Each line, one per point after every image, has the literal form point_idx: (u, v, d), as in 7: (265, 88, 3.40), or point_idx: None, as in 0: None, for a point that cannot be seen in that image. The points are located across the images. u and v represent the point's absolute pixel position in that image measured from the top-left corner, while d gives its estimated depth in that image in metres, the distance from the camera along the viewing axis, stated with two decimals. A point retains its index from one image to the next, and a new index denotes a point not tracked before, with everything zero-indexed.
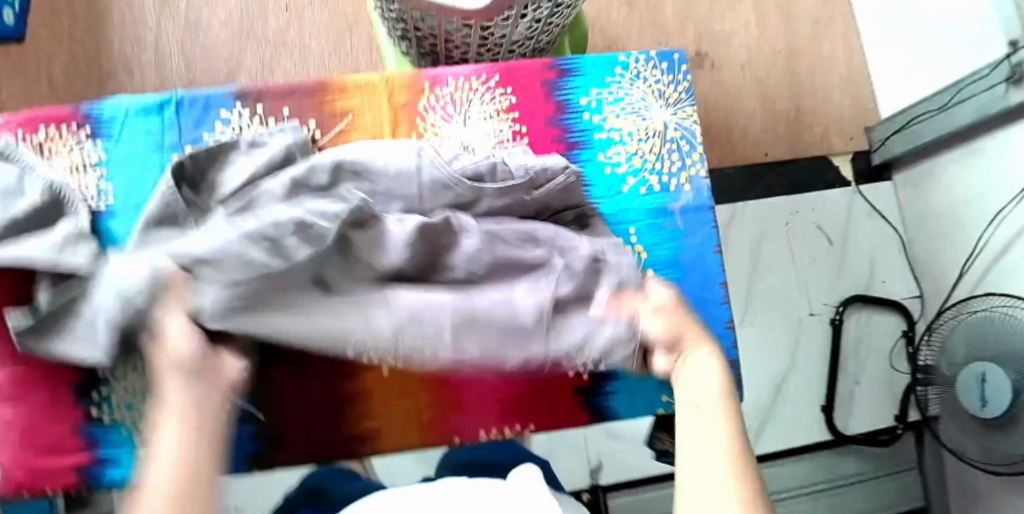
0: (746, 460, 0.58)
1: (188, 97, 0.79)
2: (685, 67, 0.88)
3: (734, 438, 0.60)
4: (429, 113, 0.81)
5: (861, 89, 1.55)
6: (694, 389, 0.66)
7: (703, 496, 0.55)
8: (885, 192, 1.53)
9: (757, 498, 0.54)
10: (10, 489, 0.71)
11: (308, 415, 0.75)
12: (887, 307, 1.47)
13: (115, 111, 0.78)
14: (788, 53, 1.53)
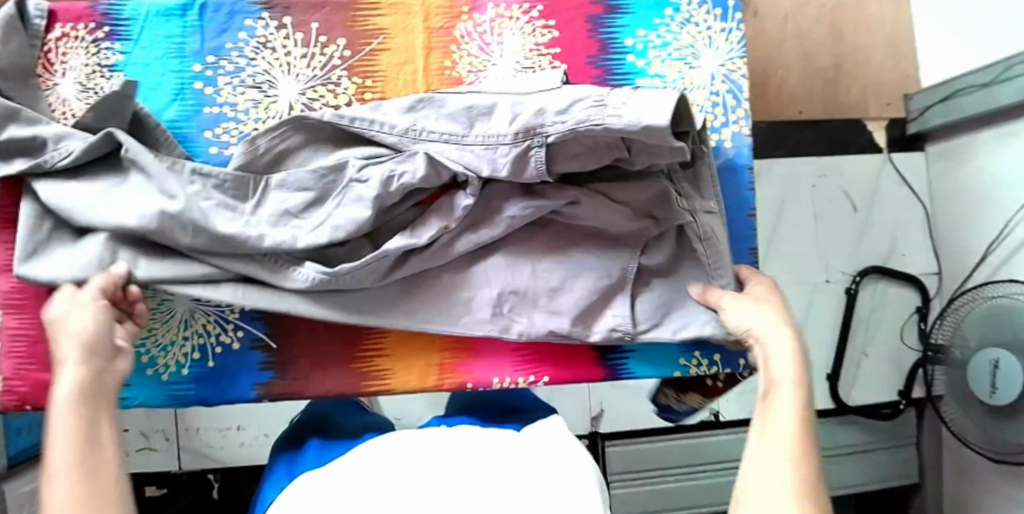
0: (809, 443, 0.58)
1: (212, 1, 0.74)
2: (739, 15, 0.80)
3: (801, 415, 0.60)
4: (465, 41, 0.76)
5: (905, 53, 1.48)
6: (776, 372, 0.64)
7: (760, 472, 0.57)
8: (916, 163, 1.48)
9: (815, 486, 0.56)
10: (13, 404, 0.68)
11: (323, 347, 0.73)
12: (904, 280, 1.44)
13: (136, 11, 0.74)
14: (834, 7, 1.45)
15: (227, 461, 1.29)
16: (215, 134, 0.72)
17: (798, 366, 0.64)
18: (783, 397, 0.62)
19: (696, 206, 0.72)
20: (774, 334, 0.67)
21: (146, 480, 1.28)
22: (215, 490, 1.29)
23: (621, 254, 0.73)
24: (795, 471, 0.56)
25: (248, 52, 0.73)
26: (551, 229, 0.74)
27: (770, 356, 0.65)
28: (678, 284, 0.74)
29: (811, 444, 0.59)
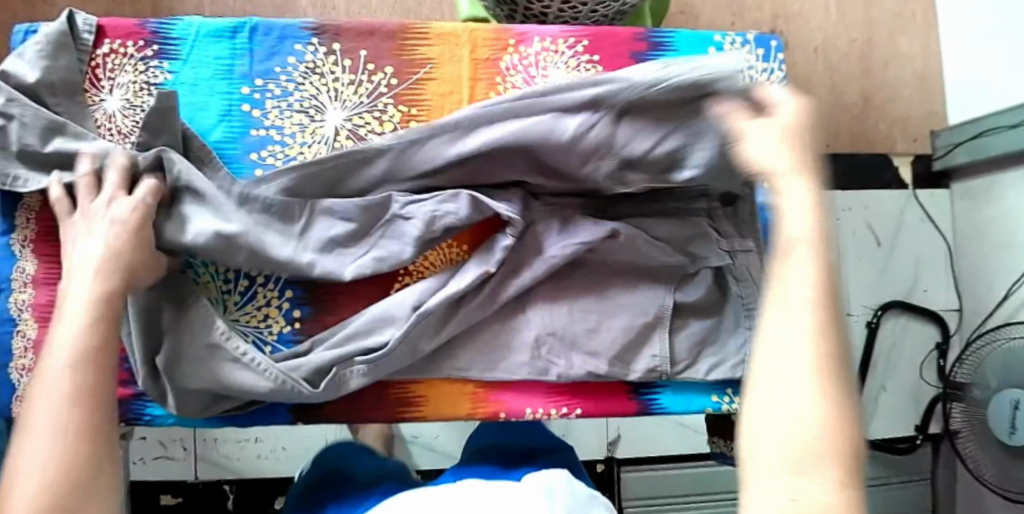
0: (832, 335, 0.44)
1: (263, 24, 0.75)
2: (782, 57, 0.81)
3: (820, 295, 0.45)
4: (510, 73, 0.77)
5: (933, 90, 1.48)
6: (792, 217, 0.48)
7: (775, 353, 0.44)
8: (940, 199, 1.48)
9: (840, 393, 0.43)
10: None
11: None
12: (925, 316, 1.44)
13: (186, 31, 0.75)
14: (864, 42, 1.45)
15: (244, 470, 1.30)
16: (261, 157, 0.73)
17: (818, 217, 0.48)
18: (800, 258, 0.46)
19: (736, 246, 0.74)
20: (791, 174, 0.51)
21: (161, 489, 1.28)
22: (229, 501, 1.29)
23: (658, 289, 0.74)
24: (826, 406, 0.42)
25: (298, 76, 0.74)
26: (586, 263, 0.74)
27: (786, 211, 0.49)
28: (712, 323, 0.75)
29: (839, 345, 0.44)
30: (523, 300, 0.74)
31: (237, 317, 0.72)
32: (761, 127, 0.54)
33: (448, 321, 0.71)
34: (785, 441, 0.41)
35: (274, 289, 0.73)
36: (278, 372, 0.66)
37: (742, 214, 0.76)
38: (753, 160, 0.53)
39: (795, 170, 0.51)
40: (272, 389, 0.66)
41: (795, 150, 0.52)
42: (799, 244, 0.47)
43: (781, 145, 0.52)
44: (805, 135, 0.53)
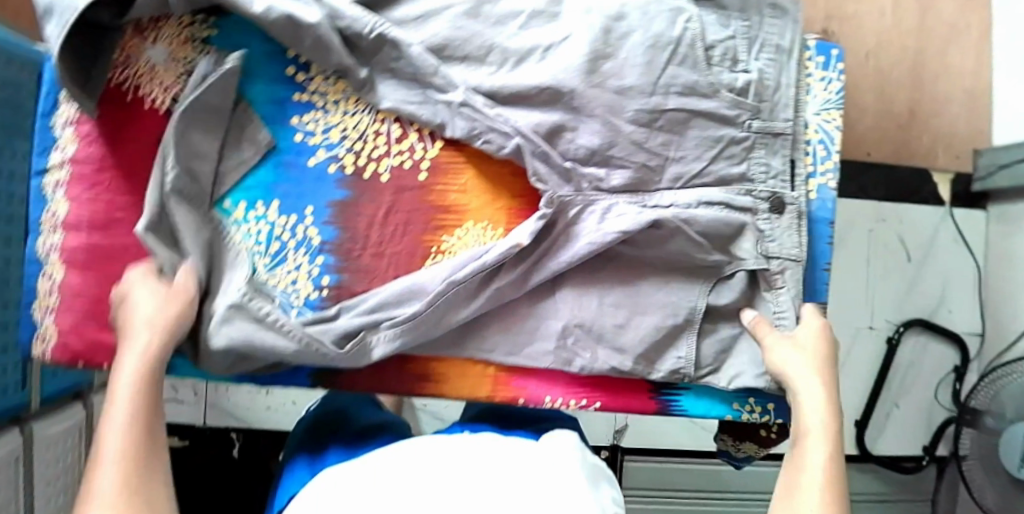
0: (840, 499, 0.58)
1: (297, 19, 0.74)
2: (842, 66, 0.78)
3: (830, 457, 0.61)
4: None
5: (983, 107, 1.43)
6: (808, 416, 0.64)
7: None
8: (976, 220, 1.45)
9: None
10: (67, 358, 0.73)
11: None
12: (947, 337, 1.42)
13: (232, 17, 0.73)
14: (917, 52, 1.41)
15: (254, 423, 1.32)
16: (303, 122, 0.72)
17: (831, 411, 0.64)
18: (816, 447, 0.62)
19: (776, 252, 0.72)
20: (809, 382, 0.65)
21: (171, 431, 1.31)
22: (235, 449, 1.31)
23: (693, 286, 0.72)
24: None
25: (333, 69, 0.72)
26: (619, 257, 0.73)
27: (803, 400, 0.65)
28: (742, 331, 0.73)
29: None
30: (554, 290, 0.73)
31: (264, 279, 0.71)
32: (780, 339, 0.69)
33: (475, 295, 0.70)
34: None
35: (304, 254, 0.72)
36: (302, 334, 0.66)
37: (787, 221, 0.73)
38: (776, 363, 0.68)
39: (813, 376, 0.66)
40: (296, 350, 0.65)
41: (818, 365, 0.66)
42: (814, 437, 0.62)
43: (805, 359, 0.67)
44: (822, 344, 0.68)
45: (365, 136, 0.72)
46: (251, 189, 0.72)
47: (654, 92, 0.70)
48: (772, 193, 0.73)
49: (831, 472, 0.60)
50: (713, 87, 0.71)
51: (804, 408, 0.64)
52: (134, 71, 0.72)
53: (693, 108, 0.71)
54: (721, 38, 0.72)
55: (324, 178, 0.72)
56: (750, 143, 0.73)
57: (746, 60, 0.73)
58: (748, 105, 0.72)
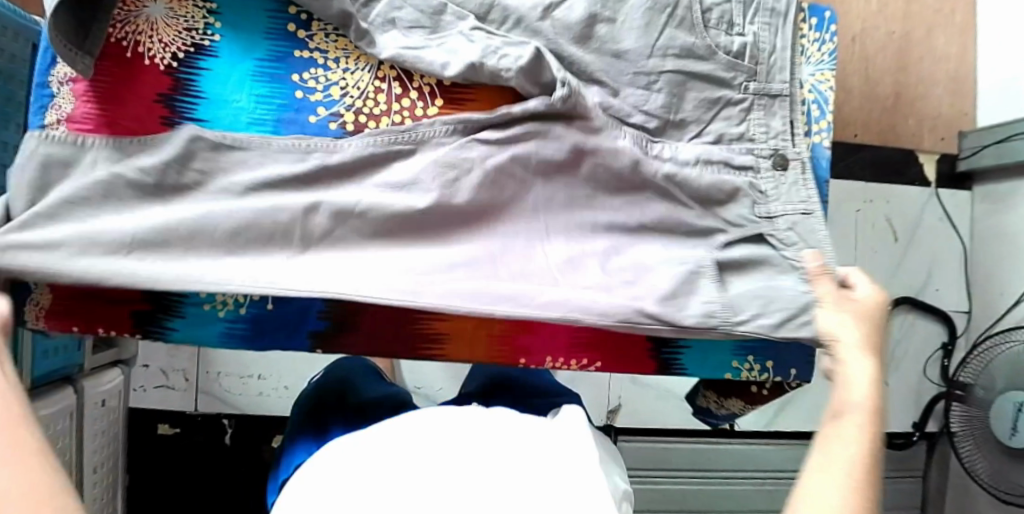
0: (873, 471, 0.49)
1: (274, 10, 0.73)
2: (834, 28, 0.78)
3: (865, 441, 0.51)
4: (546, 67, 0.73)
5: (966, 91, 1.46)
6: (854, 385, 0.55)
7: (817, 474, 0.50)
8: (961, 200, 1.47)
9: None
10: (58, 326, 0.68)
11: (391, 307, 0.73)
12: (935, 316, 1.45)
13: None
14: (902, 36, 1.44)
15: (245, 408, 1.29)
16: (303, 79, 0.72)
17: (876, 389, 0.55)
18: (852, 420, 0.52)
19: (775, 213, 0.71)
20: (856, 353, 0.58)
21: (160, 418, 1.28)
22: (227, 435, 1.29)
23: (696, 247, 0.71)
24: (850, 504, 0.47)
25: (314, 71, 0.72)
26: (620, 225, 0.71)
27: (849, 373, 0.56)
28: (765, 293, 0.70)
29: (876, 501, 0.48)
30: None
31: None
32: (834, 302, 0.63)
33: (477, 264, 0.68)
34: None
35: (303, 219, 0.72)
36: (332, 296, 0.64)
37: (792, 179, 0.72)
38: (823, 329, 0.62)
39: (863, 352, 0.58)
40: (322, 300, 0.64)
41: (861, 334, 0.59)
42: (854, 412, 0.53)
43: (848, 322, 0.61)
44: (876, 325, 0.61)
45: (366, 94, 0.72)
46: None
47: (652, 53, 0.69)
48: (775, 151, 0.72)
49: (864, 461, 0.50)
50: (711, 48, 0.70)
51: (844, 372, 0.57)
52: (133, 27, 0.71)
53: (689, 70, 0.70)
54: (716, 1, 0.70)
55: (322, 132, 0.71)
56: (748, 104, 0.71)
57: (742, 24, 0.71)
58: (745, 67, 0.71)
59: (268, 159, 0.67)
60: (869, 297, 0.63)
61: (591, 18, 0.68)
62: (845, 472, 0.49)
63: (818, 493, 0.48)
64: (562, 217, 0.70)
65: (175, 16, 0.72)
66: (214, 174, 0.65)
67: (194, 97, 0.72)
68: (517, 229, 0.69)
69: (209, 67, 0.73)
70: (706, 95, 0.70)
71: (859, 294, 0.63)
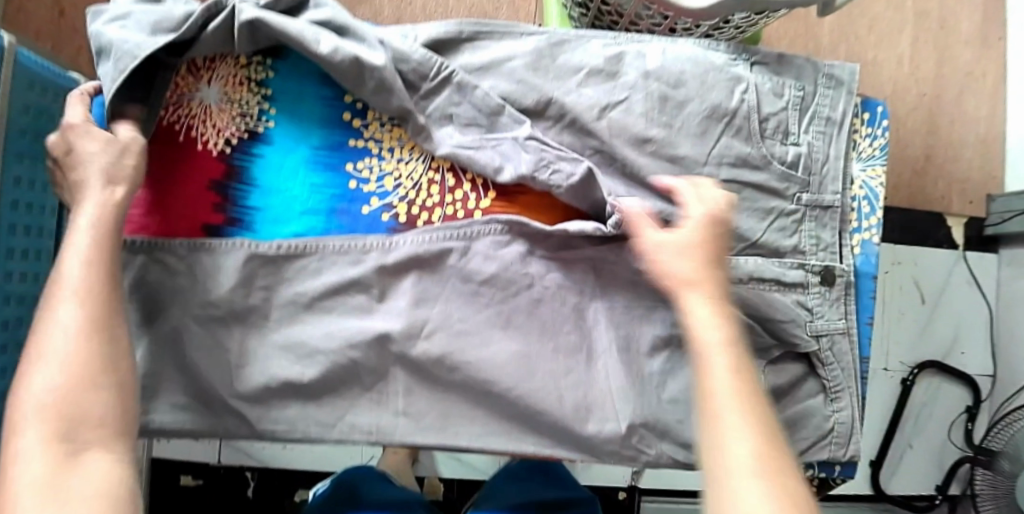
0: (766, 418, 0.54)
1: (328, 95, 0.73)
2: (887, 123, 0.80)
3: (742, 382, 0.55)
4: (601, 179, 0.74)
5: (995, 155, 1.46)
6: (703, 328, 0.57)
7: (733, 458, 0.51)
8: (987, 263, 1.47)
9: (781, 460, 0.51)
10: None
11: (442, 405, 0.72)
12: (961, 379, 1.44)
13: (276, 74, 0.73)
14: (931, 97, 1.44)
15: (268, 460, 1.28)
16: (357, 168, 0.73)
17: (723, 321, 0.58)
18: (719, 367, 0.55)
19: (824, 329, 0.77)
20: (696, 296, 0.59)
21: (182, 468, 1.27)
22: (250, 488, 1.29)
23: (750, 362, 0.76)
24: (769, 483, 0.50)
25: (367, 162, 0.73)
26: (679, 337, 0.75)
27: (693, 318, 0.58)
28: (800, 409, 0.77)
29: (775, 436, 0.53)
30: (604, 343, 0.73)
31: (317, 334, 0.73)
32: (670, 238, 0.63)
33: (534, 371, 0.72)
34: (721, 492, 0.51)
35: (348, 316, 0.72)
36: (413, 407, 0.71)
37: (836, 295, 0.78)
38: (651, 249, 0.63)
39: (701, 288, 0.60)
40: (399, 411, 0.71)
41: (698, 263, 0.61)
42: (714, 350, 0.56)
43: (686, 249, 0.62)
44: (713, 245, 0.63)
45: (419, 185, 0.73)
46: (300, 234, 0.72)
47: (708, 162, 0.73)
48: (825, 267, 0.77)
49: (754, 409, 0.54)
50: (766, 159, 0.75)
51: (693, 316, 0.58)
52: (186, 112, 0.72)
53: (745, 180, 0.75)
54: (774, 111, 0.76)
55: (373, 225, 0.72)
56: (800, 216, 0.77)
57: (796, 133, 0.77)
58: (797, 178, 0.76)
59: (344, 273, 0.71)
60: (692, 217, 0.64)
61: (649, 126, 0.72)
62: (747, 441, 0.52)
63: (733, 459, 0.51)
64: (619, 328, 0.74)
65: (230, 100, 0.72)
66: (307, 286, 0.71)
67: (247, 184, 0.72)
68: (577, 336, 0.73)
69: (262, 154, 0.72)
70: (761, 205, 0.75)
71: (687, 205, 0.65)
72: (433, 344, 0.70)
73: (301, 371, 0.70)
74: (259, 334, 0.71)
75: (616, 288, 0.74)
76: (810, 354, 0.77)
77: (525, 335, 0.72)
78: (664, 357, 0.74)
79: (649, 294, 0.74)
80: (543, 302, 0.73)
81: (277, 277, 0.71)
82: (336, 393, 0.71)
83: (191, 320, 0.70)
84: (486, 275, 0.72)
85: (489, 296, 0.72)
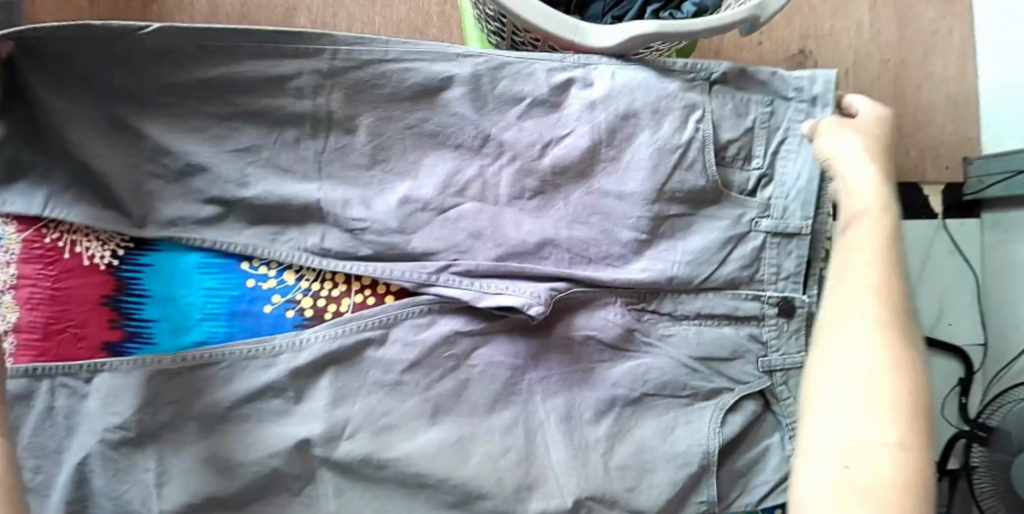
0: (892, 286, 0.62)
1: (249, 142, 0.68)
2: None
3: (887, 256, 0.64)
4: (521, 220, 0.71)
5: (969, 115, 1.38)
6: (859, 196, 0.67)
7: (855, 372, 0.58)
8: (970, 229, 1.40)
9: (902, 340, 0.59)
10: None
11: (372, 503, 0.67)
12: (949, 352, 1.39)
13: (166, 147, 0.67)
14: (895, 64, 1.37)
15: None
16: (257, 266, 0.70)
17: (880, 191, 0.67)
18: (863, 236, 0.65)
19: (777, 365, 0.72)
20: (857, 165, 0.68)
21: None
22: None
23: (702, 413, 0.71)
24: (883, 348, 0.59)
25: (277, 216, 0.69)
26: (622, 397, 0.70)
27: (854, 188, 0.67)
28: (755, 455, 0.72)
29: (904, 320, 0.61)
30: (542, 415, 0.70)
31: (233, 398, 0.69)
32: (831, 124, 0.70)
33: (468, 456, 0.67)
34: (859, 392, 0.57)
35: (261, 419, 0.68)
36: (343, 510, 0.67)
37: (795, 327, 0.73)
38: (824, 151, 0.70)
39: (863, 161, 0.68)
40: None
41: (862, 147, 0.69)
42: (866, 217, 0.66)
43: (849, 144, 0.69)
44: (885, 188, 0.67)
45: (323, 276, 0.71)
46: (202, 343, 0.69)
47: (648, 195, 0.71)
48: (783, 298, 0.73)
49: (884, 272, 0.63)
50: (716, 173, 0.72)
51: (850, 185, 0.68)
52: (68, 226, 0.67)
53: (670, 214, 0.72)
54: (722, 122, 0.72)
55: (278, 324, 0.69)
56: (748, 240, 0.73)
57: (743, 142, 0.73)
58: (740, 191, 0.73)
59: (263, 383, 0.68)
60: (850, 140, 0.69)
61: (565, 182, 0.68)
62: (867, 310, 0.61)
63: (835, 364, 0.59)
64: (554, 398, 0.70)
65: (92, 184, 0.67)
66: (219, 392, 0.68)
67: (139, 296, 0.68)
68: (512, 412, 0.69)
69: (152, 262, 0.69)
70: (692, 252, 0.72)
71: (860, 118, 0.72)
72: (355, 441, 0.67)
73: (224, 482, 0.66)
74: (178, 450, 0.66)
75: (548, 356, 0.71)
76: (763, 391, 0.72)
77: (456, 417, 0.69)
78: (606, 424, 0.70)
79: (583, 359, 0.71)
80: (473, 380, 0.70)
81: (192, 390, 0.68)
82: (263, 502, 0.67)
83: (103, 447, 0.65)
84: (410, 359, 0.69)
85: (411, 381, 0.69)
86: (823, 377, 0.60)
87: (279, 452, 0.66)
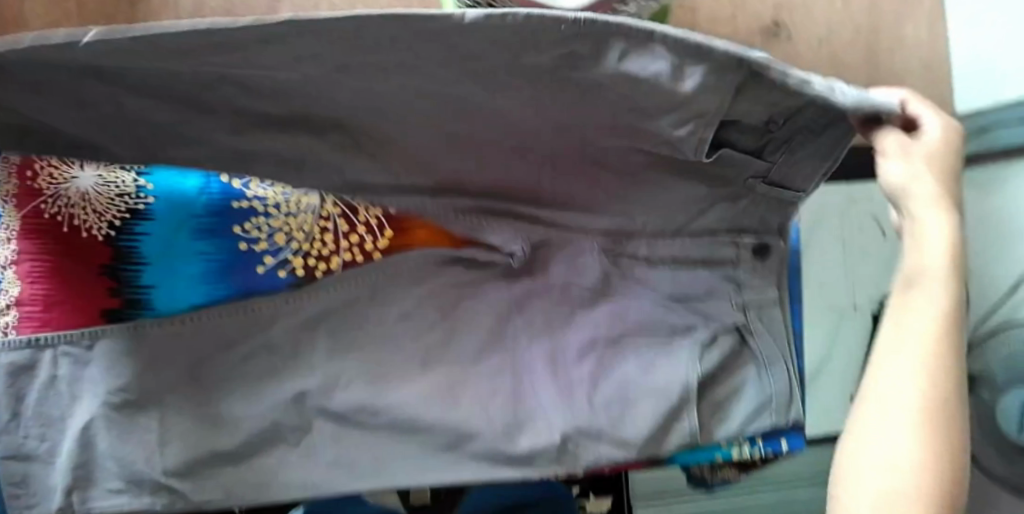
0: (950, 355, 0.62)
1: None
2: None
3: (946, 321, 0.63)
4: None
5: (940, 78, 1.42)
6: (926, 255, 0.63)
7: (890, 437, 0.62)
8: None
9: (948, 420, 0.61)
10: None
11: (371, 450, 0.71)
12: None
13: None
14: (867, 31, 1.40)
15: None
16: (246, 230, 0.72)
17: (954, 244, 0.63)
18: (925, 303, 0.63)
19: (751, 300, 0.75)
20: (930, 213, 0.62)
21: None
22: None
23: (681, 349, 0.73)
24: (925, 424, 0.61)
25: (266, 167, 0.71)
26: (603, 340, 0.73)
27: (927, 242, 0.63)
28: (732, 388, 0.75)
29: (953, 389, 0.62)
30: (529, 360, 0.73)
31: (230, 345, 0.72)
32: (906, 150, 0.62)
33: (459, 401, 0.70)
34: (886, 462, 0.62)
35: (259, 375, 0.70)
36: (344, 457, 0.70)
37: (771, 266, 0.75)
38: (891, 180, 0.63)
39: (938, 207, 0.62)
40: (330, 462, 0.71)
41: (940, 183, 0.62)
42: (932, 280, 0.63)
43: (923, 182, 0.62)
44: (951, 199, 0.63)
45: (313, 235, 0.73)
46: (201, 305, 0.71)
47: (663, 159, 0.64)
48: (759, 240, 0.74)
49: (940, 340, 0.62)
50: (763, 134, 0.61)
51: (923, 240, 0.63)
52: (66, 201, 0.67)
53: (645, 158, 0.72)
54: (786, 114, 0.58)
55: (269, 284, 0.72)
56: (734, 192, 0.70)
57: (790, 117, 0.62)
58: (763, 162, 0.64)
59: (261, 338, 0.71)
60: (922, 172, 0.62)
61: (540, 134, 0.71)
62: (916, 380, 0.62)
63: (874, 428, 0.63)
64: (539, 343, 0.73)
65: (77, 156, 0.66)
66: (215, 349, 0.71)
67: (138, 263, 0.70)
68: (501, 358, 0.73)
69: (148, 231, 0.70)
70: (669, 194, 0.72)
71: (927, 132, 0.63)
72: (351, 391, 0.70)
73: (223, 438, 0.69)
74: (180, 409, 0.69)
75: (534, 304, 0.74)
76: (739, 327, 0.75)
77: (448, 365, 0.72)
78: (589, 366, 0.72)
79: (567, 305, 0.75)
80: (462, 330, 0.73)
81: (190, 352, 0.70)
82: (266, 454, 0.70)
83: (107, 409, 0.68)
84: (401, 312, 0.72)
85: (402, 332, 0.72)
86: (862, 434, 0.64)
87: (280, 405, 0.69)
